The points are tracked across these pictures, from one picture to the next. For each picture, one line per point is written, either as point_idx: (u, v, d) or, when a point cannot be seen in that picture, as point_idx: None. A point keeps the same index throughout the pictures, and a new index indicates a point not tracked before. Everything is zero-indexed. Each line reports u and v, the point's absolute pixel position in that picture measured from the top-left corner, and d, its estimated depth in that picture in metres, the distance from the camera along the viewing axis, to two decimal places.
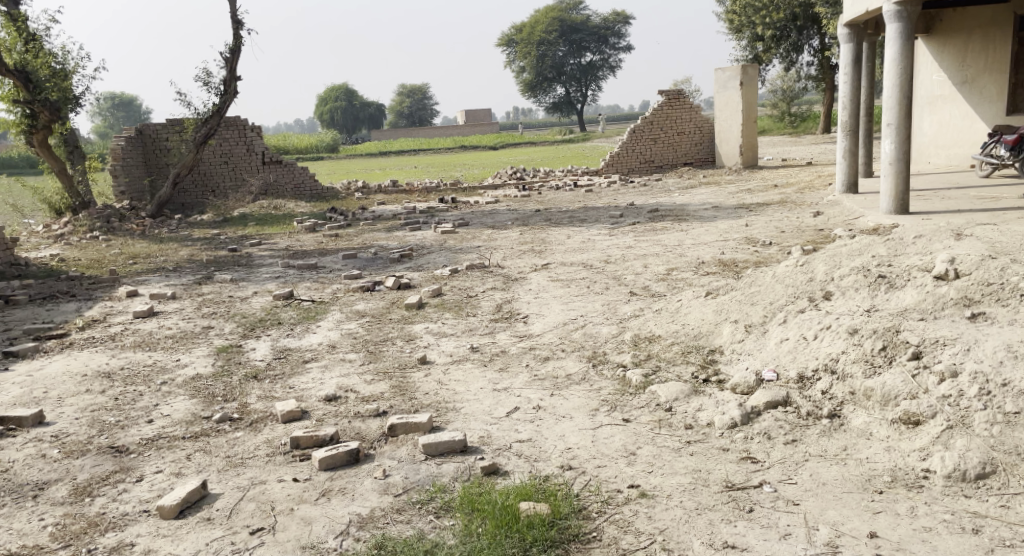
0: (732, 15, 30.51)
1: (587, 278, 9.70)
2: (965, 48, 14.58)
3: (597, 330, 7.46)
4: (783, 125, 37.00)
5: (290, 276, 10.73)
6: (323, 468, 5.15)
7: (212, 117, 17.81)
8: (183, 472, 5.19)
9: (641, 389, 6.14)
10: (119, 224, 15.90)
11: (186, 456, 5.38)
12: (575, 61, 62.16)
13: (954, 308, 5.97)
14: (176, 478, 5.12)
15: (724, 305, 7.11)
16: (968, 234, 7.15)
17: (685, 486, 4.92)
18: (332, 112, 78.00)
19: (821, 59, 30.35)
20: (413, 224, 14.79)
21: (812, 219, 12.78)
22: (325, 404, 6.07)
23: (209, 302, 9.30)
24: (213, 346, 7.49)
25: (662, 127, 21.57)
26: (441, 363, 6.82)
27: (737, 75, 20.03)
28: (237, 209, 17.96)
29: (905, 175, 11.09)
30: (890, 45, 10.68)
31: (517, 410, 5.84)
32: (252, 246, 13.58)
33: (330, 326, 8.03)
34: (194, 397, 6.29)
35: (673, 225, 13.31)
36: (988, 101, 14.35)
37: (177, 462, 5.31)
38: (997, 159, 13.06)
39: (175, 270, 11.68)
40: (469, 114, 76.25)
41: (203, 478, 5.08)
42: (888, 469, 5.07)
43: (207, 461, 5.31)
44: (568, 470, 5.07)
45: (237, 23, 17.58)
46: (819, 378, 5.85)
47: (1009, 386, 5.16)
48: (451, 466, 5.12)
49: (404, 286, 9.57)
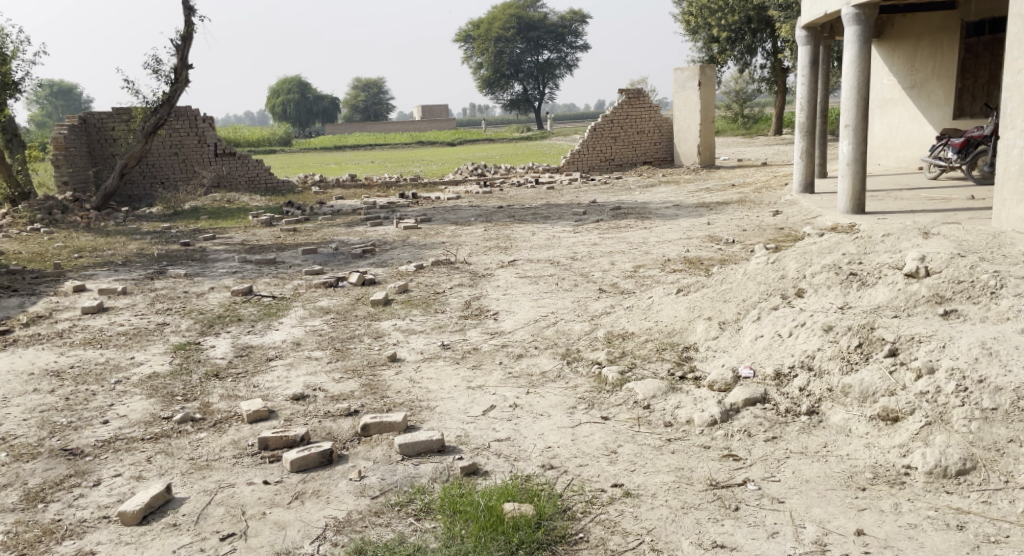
0: (688, 16, 30.65)
1: (555, 274, 9.57)
2: (914, 53, 14.73)
3: (570, 327, 7.33)
4: (736, 127, 37.33)
5: (248, 271, 10.44)
6: (295, 470, 4.94)
7: (161, 107, 17.35)
8: (144, 476, 4.94)
9: (618, 387, 6.02)
10: (63, 216, 15.40)
11: (146, 458, 5.12)
12: (532, 59, 62.19)
13: (926, 305, 5.93)
14: (137, 482, 4.87)
15: (697, 302, 7.03)
16: (938, 232, 7.15)
17: (669, 485, 4.80)
18: (286, 105, 77.09)
19: (774, 62, 30.66)
20: (375, 220, 14.55)
21: (773, 217, 12.82)
22: (293, 403, 5.84)
23: (163, 297, 8.98)
24: (170, 343, 7.20)
25: (622, 126, 21.54)
26: (412, 360, 6.63)
27: (696, 75, 20.10)
28: (189, 202, 17.50)
29: (862, 175, 11.12)
30: (848, 48, 10.67)
31: (493, 409, 5.68)
32: (206, 240, 13.23)
33: (294, 323, 7.79)
34: (151, 396, 6.02)
35: (636, 222, 13.24)
36: (936, 105, 14.52)
37: (137, 465, 5.06)
38: (944, 161, 13.16)
39: (124, 264, 11.29)
40: (425, 111, 75.86)
41: (166, 482, 4.83)
42: (870, 466, 5.01)
43: (170, 464, 5.06)
44: (550, 470, 4.92)
45: (190, 12, 17.14)
46: (796, 375, 5.77)
47: (985, 383, 5.10)
48: (428, 467, 4.94)
49: (369, 282, 9.36)
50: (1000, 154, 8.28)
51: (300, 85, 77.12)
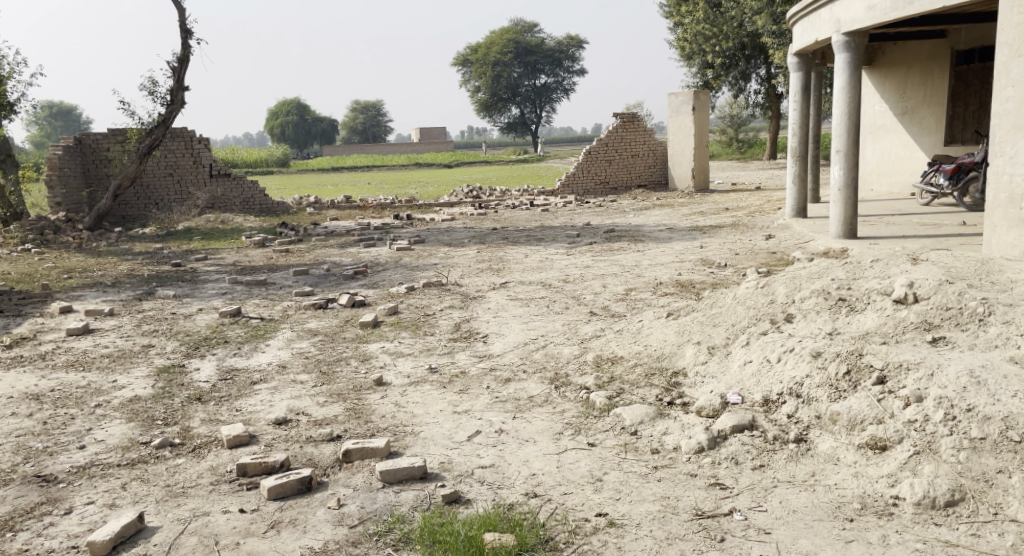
0: (683, 42, 30.83)
1: (546, 297, 9.53)
2: (905, 80, 14.80)
3: (559, 350, 7.28)
4: (730, 151, 37.47)
5: (237, 293, 10.38)
6: (273, 497, 4.87)
7: (156, 127, 17.35)
8: (117, 503, 4.86)
9: (606, 412, 5.96)
10: (54, 237, 15.34)
11: (121, 485, 5.05)
12: (529, 82, 62.48)
13: (915, 332, 5.90)
14: (110, 510, 4.79)
15: (686, 327, 7.00)
16: (927, 258, 7.13)
17: (654, 515, 4.74)
18: (283, 127, 77.40)
19: (768, 88, 30.84)
20: (368, 241, 14.52)
21: (765, 242, 12.81)
22: (274, 427, 5.78)
23: (149, 319, 8.92)
24: (154, 366, 7.13)
25: (616, 149, 21.58)
26: (399, 384, 6.56)
27: (690, 100, 20.17)
28: (183, 223, 17.45)
29: (854, 201, 11.12)
30: (838, 75, 10.72)
31: (479, 434, 5.62)
32: (197, 261, 13.17)
33: (280, 345, 7.73)
34: (131, 420, 5.94)
35: (629, 246, 13.21)
36: (927, 132, 14.57)
37: (111, 492, 4.98)
38: (936, 187, 13.19)
39: (113, 285, 11.23)
40: (423, 133, 76.13)
41: (140, 510, 4.76)
42: (857, 496, 4.95)
43: (145, 491, 4.99)
44: (533, 498, 4.86)
45: (186, 33, 17.19)
46: (784, 402, 5.73)
47: (974, 411, 5.07)
48: (409, 494, 4.87)
49: (359, 303, 9.32)
50: (989, 181, 8.28)
51: (298, 106, 77.35)
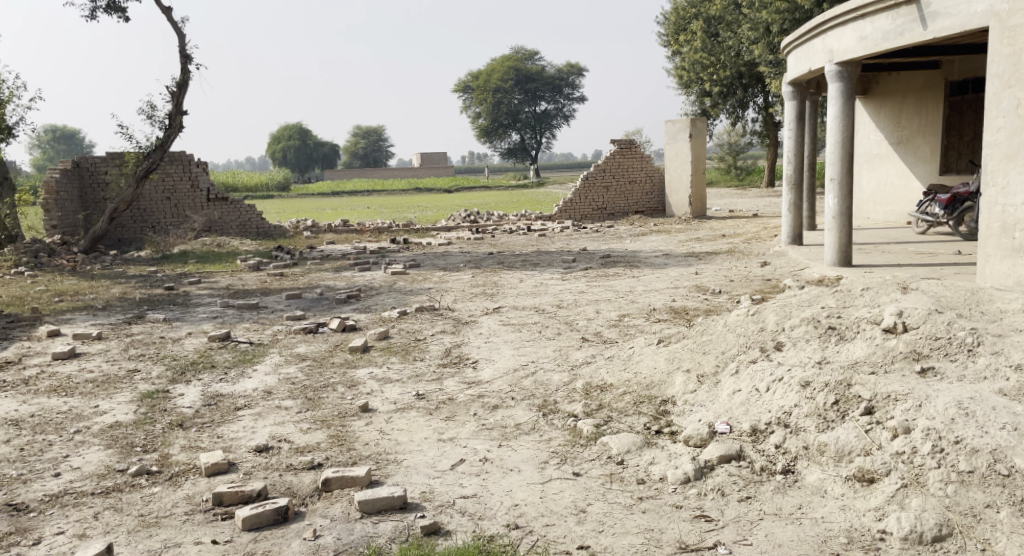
0: (681, 71, 31.04)
1: (538, 322, 9.49)
2: (901, 109, 14.84)
3: (548, 377, 7.22)
4: (729, 177, 37.53)
5: (228, 317, 10.33)
6: (247, 528, 4.80)
7: (154, 151, 17.37)
8: (88, 534, 4.79)
9: (592, 441, 5.90)
10: (49, 260, 15.31)
11: (93, 515, 4.98)
12: (528, 109, 62.74)
13: (904, 361, 5.86)
14: (79, 541, 4.72)
15: (677, 354, 6.95)
16: (918, 287, 7.09)
17: (636, 548, 4.67)
18: (285, 151, 77.69)
19: (766, 116, 30.96)
20: (363, 265, 14.50)
21: (760, 269, 12.78)
22: (255, 455, 5.72)
23: (137, 343, 8.86)
24: (138, 391, 7.06)
25: (614, 175, 21.61)
26: (384, 411, 6.50)
27: (686, 127, 20.21)
28: (178, 246, 17.42)
29: (848, 229, 11.10)
30: (831, 104, 10.73)
31: (462, 463, 5.56)
32: (191, 284, 13.13)
33: (268, 370, 7.67)
34: (110, 447, 5.88)
35: (625, 271, 13.17)
36: (922, 161, 14.59)
37: (83, 521, 4.91)
38: (931, 216, 13.17)
39: (104, 308, 11.19)
40: (423, 158, 76.35)
41: (109, 541, 4.68)
42: (844, 530, 4.88)
43: (118, 521, 4.92)
44: (514, 529, 4.79)
45: (185, 59, 17.24)
46: (772, 432, 5.67)
47: (962, 444, 5.03)
48: (388, 525, 4.81)
49: (350, 328, 9.27)
50: (982, 210, 8.26)
51: (300, 131, 77.65)
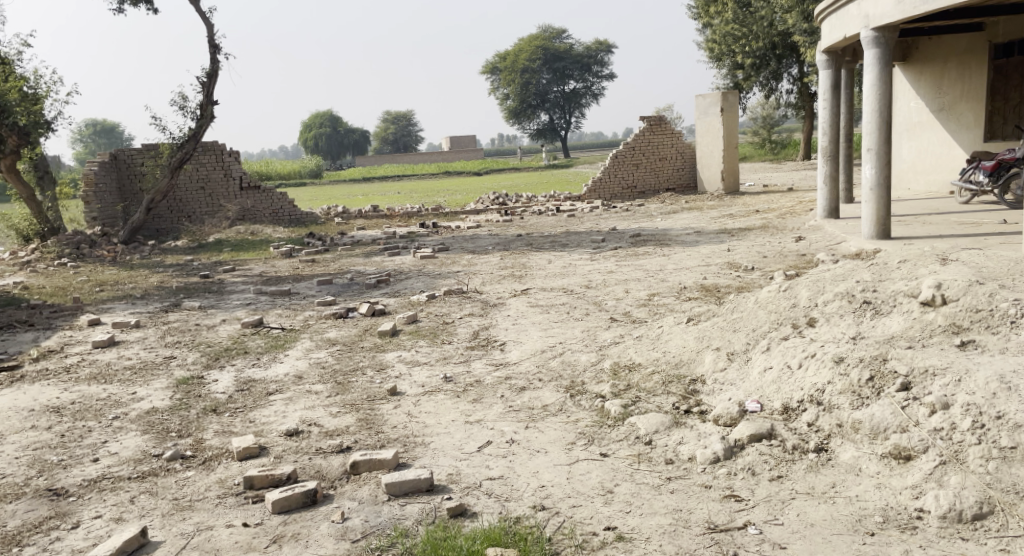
0: (712, 44, 30.62)
1: (567, 303, 9.44)
2: (942, 76, 14.53)
3: (576, 357, 7.19)
4: (762, 152, 36.95)
5: (262, 303, 10.40)
6: (277, 511, 4.83)
7: (187, 141, 17.52)
8: (124, 517, 4.85)
9: (620, 421, 5.85)
10: (89, 251, 15.51)
11: (129, 499, 5.04)
12: (558, 89, 62.47)
13: (943, 335, 5.75)
14: (115, 525, 4.78)
15: (706, 332, 6.88)
16: (957, 258, 6.94)
17: (665, 528, 4.63)
18: (317, 138, 78.17)
19: (800, 88, 30.44)
20: (393, 250, 14.51)
21: (795, 244, 12.60)
22: (286, 439, 5.76)
23: (174, 330, 8.96)
24: (173, 377, 7.14)
25: (644, 152, 21.44)
26: (412, 394, 6.51)
27: (718, 101, 20.02)
28: (213, 235, 17.59)
29: (886, 201, 10.89)
30: (868, 72, 10.52)
31: (490, 444, 5.55)
32: (226, 272, 13.24)
33: (298, 355, 7.73)
34: (146, 432, 5.95)
35: (655, 250, 13.03)
36: (965, 128, 14.27)
37: (119, 505, 4.98)
38: (975, 184, 12.88)
39: (142, 297, 11.33)
40: (454, 141, 76.36)
41: (143, 524, 4.74)
42: (880, 509, 4.81)
43: (153, 505, 4.98)
44: (541, 511, 4.77)
45: (214, 48, 17.34)
46: (805, 410, 5.60)
47: (1003, 419, 4.91)
48: (415, 507, 4.81)
49: (379, 312, 9.29)
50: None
51: (331, 118, 78.22)
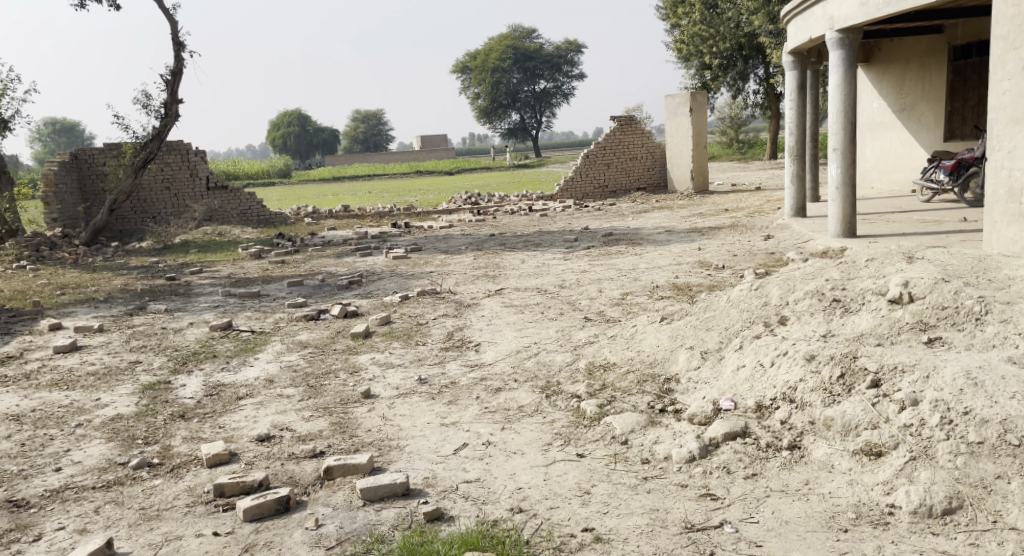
0: (680, 44, 30.78)
1: (541, 303, 9.44)
2: (903, 77, 14.70)
3: (551, 358, 7.18)
4: (731, 151, 37.23)
5: (230, 306, 10.29)
6: (249, 519, 4.78)
7: (151, 141, 17.31)
8: (89, 528, 4.77)
9: (596, 421, 5.85)
10: (50, 253, 15.27)
11: (94, 509, 4.96)
12: (528, 88, 62.53)
13: (910, 333, 5.81)
14: (79, 536, 4.70)
15: (680, 331, 6.91)
16: (923, 256, 7.02)
17: (642, 529, 4.64)
18: (284, 137, 77.59)
19: (767, 88, 30.69)
20: (364, 250, 14.42)
21: (764, 242, 12.69)
22: (257, 444, 5.69)
23: (139, 334, 8.84)
24: (139, 383, 7.04)
25: (615, 152, 21.50)
26: (386, 396, 6.47)
27: (687, 101, 20.12)
28: (178, 236, 17.37)
29: (852, 200, 11.01)
30: (832, 73, 10.61)
31: (465, 447, 5.52)
32: (192, 274, 13.09)
33: (269, 358, 7.65)
34: (110, 440, 5.86)
35: (627, 250, 13.05)
36: (925, 128, 14.46)
37: (83, 516, 4.89)
38: (936, 183, 13.01)
39: (105, 300, 11.17)
40: (424, 140, 76.13)
41: (109, 535, 4.66)
42: (852, 505, 4.84)
43: (118, 515, 4.90)
44: (518, 513, 4.76)
45: (178, 46, 17.13)
46: (777, 408, 5.62)
47: (970, 415, 4.96)
48: (391, 512, 4.78)
49: (351, 313, 9.23)
50: (988, 176, 8.16)
51: (299, 117, 77.72)
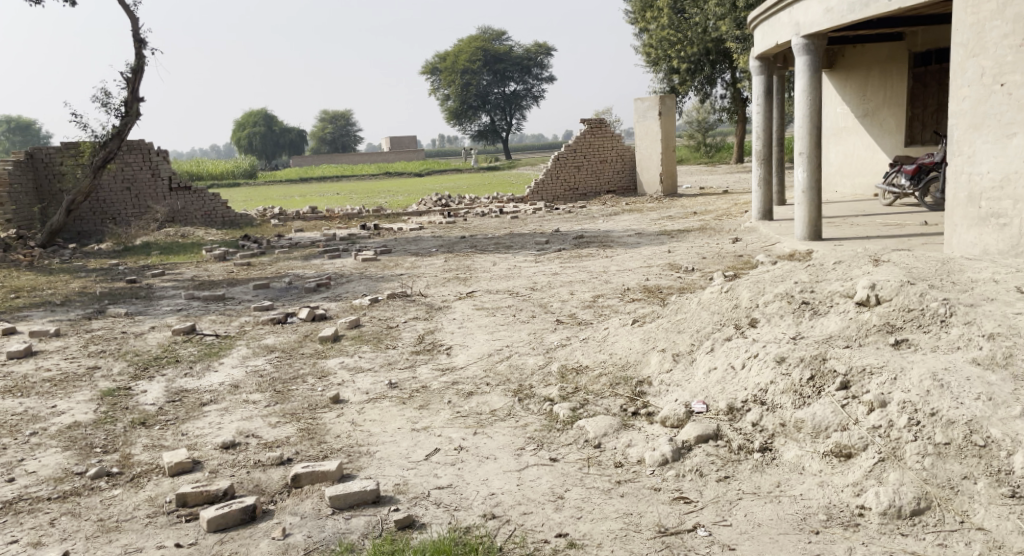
0: (649, 48, 30.92)
1: (512, 306, 9.40)
2: (865, 83, 14.86)
3: (523, 361, 7.14)
4: (698, 155, 37.48)
5: (194, 309, 10.14)
6: (213, 529, 4.69)
7: (111, 140, 17.04)
8: (44, 541, 4.65)
9: (569, 425, 5.83)
10: (6, 255, 14.96)
11: (49, 521, 4.84)
12: (497, 90, 62.53)
13: (878, 334, 5.86)
14: (34, 550, 4.58)
15: (651, 333, 6.91)
16: (889, 259, 7.08)
17: (616, 533, 4.61)
18: (251, 137, 76.96)
19: (734, 93, 30.94)
20: (333, 252, 14.30)
21: (732, 245, 12.75)
22: (222, 452, 5.60)
23: (98, 339, 8.67)
24: (98, 389, 6.90)
25: (585, 155, 21.54)
26: (356, 402, 6.39)
27: (656, 105, 20.19)
28: (141, 237, 17.11)
29: (817, 203, 11.10)
30: (798, 78, 10.69)
31: (437, 452, 5.47)
32: (154, 276, 12.89)
33: (234, 363, 7.54)
34: (67, 449, 5.73)
35: (598, 252, 13.04)
36: (887, 133, 14.63)
37: (38, 529, 4.77)
38: (898, 188, 13.25)
39: (63, 304, 10.95)
40: (393, 142, 75.85)
41: (66, 548, 4.55)
42: (823, 507, 4.85)
43: (75, 527, 4.79)
44: (491, 519, 4.71)
45: (140, 44, 16.90)
46: (748, 410, 5.63)
47: (937, 416, 4.99)
48: (361, 521, 4.71)
49: (319, 317, 9.13)
50: (948, 179, 8.24)
51: (266, 118, 77.17)
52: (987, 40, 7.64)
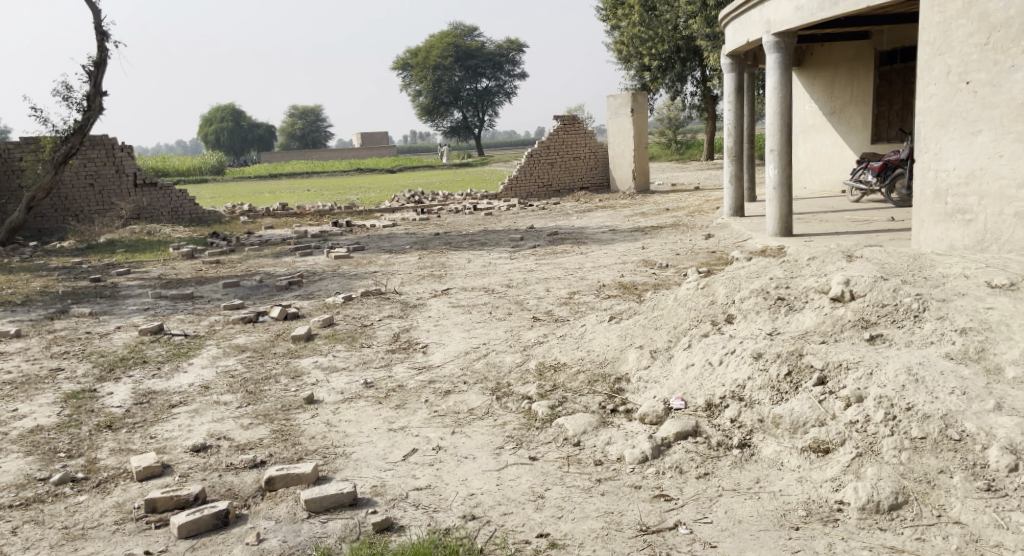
0: (620, 45, 30.89)
1: (488, 303, 9.31)
2: (833, 82, 14.91)
3: (501, 358, 7.06)
4: (669, 152, 37.57)
5: (161, 308, 9.95)
6: (183, 536, 4.57)
7: (72, 135, 16.72)
8: (6, 550, 4.51)
9: (548, 423, 5.76)
10: None
11: (11, 529, 4.70)
12: (469, 87, 62.34)
13: (852, 330, 5.84)
14: None
15: (629, 330, 6.87)
16: (862, 254, 7.07)
17: (597, 532, 4.54)
18: (218, 133, 76.25)
19: (704, 90, 31.03)
20: (305, 250, 14.14)
21: (705, 241, 12.75)
22: (192, 455, 5.47)
23: (62, 340, 8.48)
24: (61, 392, 6.72)
25: (558, 151, 21.49)
26: (330, 402, 6.28)
27: (628, 102, 20.16)
28: (105, 235, 16.80)
29: (788, 200, 11.11)
30: (769, 75, 10.70)
31: (415, 453, 5.38)
32: (120, 275, 12.66)
33: (204, 364, 7.38)
34: (30, 454, 5.57)
35: (573, 249, 12.99)
36: (854, 131, 14.70)
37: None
38: (864, 184, 13.32)
39: (24, 303, 10.72)
40: (364, 139, 75.42)
41: None
42: (802, 503, 4.80)
43: (38, 535, 4.65)
44: (471, 520, 4.63)
45: (102, 37, 16.59)
46: (727, 406, 5.59)
47: (913, 411, 4.95)
48: (337, 524, 4.61)
49: (292, 316, 8.99)
50: (914, 176, 8.24)
51: (235, 113, 76.53)
52: (953, 38, 7.65)
